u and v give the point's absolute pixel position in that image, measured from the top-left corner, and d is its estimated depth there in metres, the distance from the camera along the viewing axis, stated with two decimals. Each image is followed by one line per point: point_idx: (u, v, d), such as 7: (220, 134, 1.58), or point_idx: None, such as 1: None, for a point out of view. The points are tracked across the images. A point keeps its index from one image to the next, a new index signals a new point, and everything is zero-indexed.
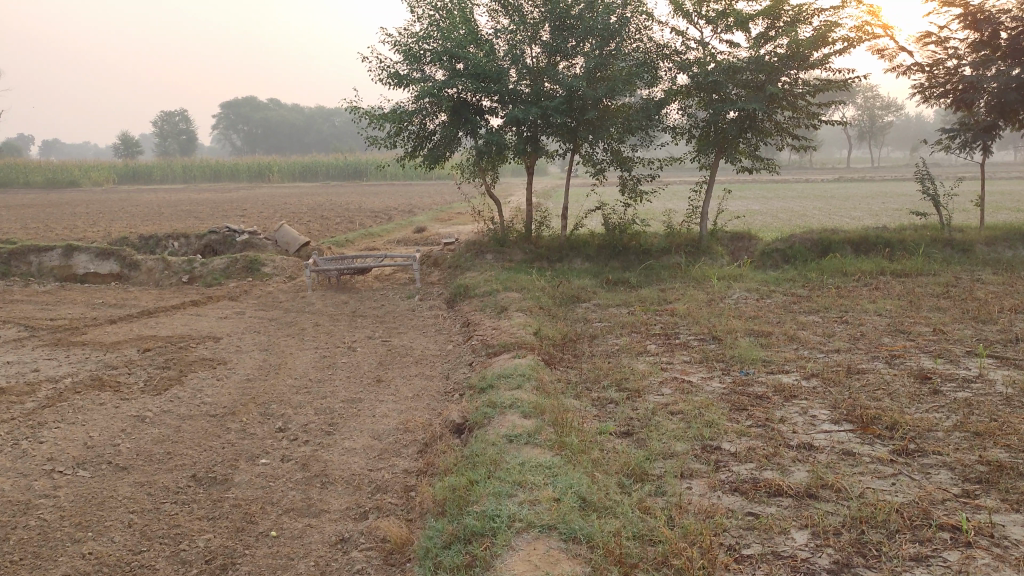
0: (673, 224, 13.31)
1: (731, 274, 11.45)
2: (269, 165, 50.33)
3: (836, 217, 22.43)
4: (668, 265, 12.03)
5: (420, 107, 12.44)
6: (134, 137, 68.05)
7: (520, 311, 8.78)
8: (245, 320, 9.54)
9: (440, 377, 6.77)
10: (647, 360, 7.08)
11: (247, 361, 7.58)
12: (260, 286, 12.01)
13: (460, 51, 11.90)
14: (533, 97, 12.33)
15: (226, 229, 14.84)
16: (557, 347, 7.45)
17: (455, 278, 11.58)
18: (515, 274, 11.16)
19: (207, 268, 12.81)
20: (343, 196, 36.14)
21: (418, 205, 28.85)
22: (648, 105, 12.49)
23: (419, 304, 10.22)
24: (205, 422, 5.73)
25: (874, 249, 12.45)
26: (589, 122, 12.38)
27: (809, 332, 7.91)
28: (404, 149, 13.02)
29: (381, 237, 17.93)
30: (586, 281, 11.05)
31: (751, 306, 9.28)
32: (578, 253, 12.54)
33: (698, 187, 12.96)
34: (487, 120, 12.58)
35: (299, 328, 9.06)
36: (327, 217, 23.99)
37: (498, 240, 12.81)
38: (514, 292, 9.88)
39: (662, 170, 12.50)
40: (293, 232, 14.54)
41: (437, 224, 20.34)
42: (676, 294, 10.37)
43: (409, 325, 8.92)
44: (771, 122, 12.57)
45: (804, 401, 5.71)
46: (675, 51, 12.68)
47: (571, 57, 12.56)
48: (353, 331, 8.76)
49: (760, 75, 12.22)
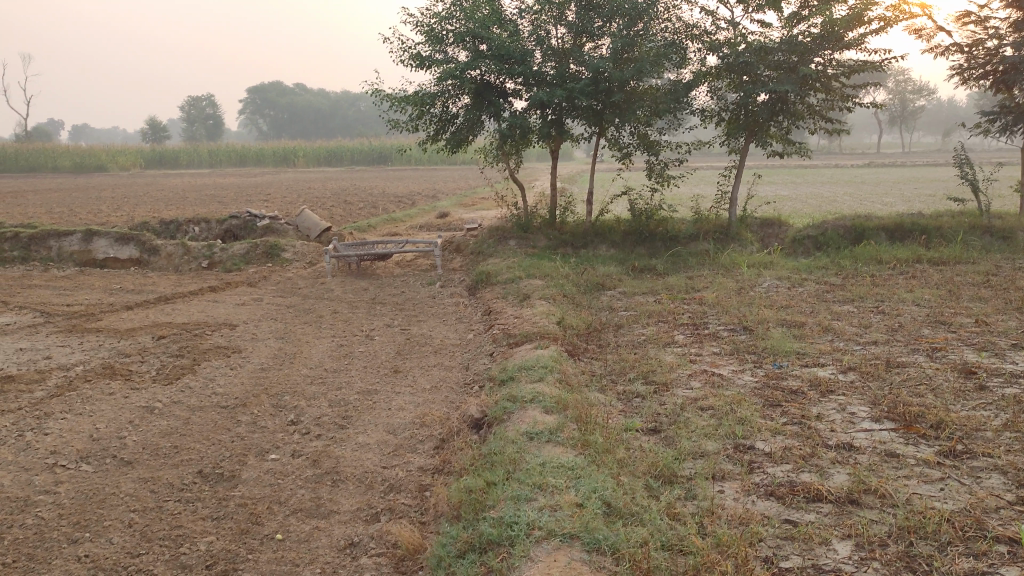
0: (701, 209, 12.97)
1: (761, 261, 11.12)
2: (294, 149, 50.27)
3: (868, 203, 21.93)
4: (696, 252, 11.71)
5: (442, 90, 12.16)
6: (161, 122, 68.30)
7: (543, 299, 8.52)
8: (263, 306, 9.36)
9: (460, 367, 6.52)
10: (675, 351, 6.80)
11: (262, 349, 7.38)
12: (280, 272, 11.83)
13: (483, 32, 11.61)
14: (558, 79, 12.01)
15: (247, 214, 14.67)
16: (581, 337, 7.18)
17: (477, 265, 11.33)
18: (539, 260, 10.89)
19: (226, 253, 12.65)
20: (367, 180, 35.98)
21: (442, 190, 28.61)
22: (677, 87, 12.14)
23: (440, 291, 9.98)
24: (215, 414, 5.52)
25: (909, 236, 12.05)
26: (616, 105, 12.04)
27: (844, 322, 7.58)
28: (426, 133, 12.76)
29: (404, 222, 17.70)
30: (612, 268, 10.76)
31: (783, 295, 8.95)
32: (603, 239, 12.24)
33: (727, 172, 12.60)
34: (510, 103, 12.28)
35: (317, 315, 8.85)
36: (350, 202, 23.82)
37: (521, 226, 12.54)
38: (537, 279, 9.62)
39: (690, 155, 12.15)
40: (314, 217, 14.34)
41: (460, 210, 20.10)
42: (705, 282, 10.06)
43: (429, 313, 8.69)
44: (804, 104, 12.18)
45: (841, 397, 5.40)
46: (705, 31, 12.30)
47: (597, 38, 12.22)
48: (372, 319, 8.54)
49: (792, 56, 11.90)
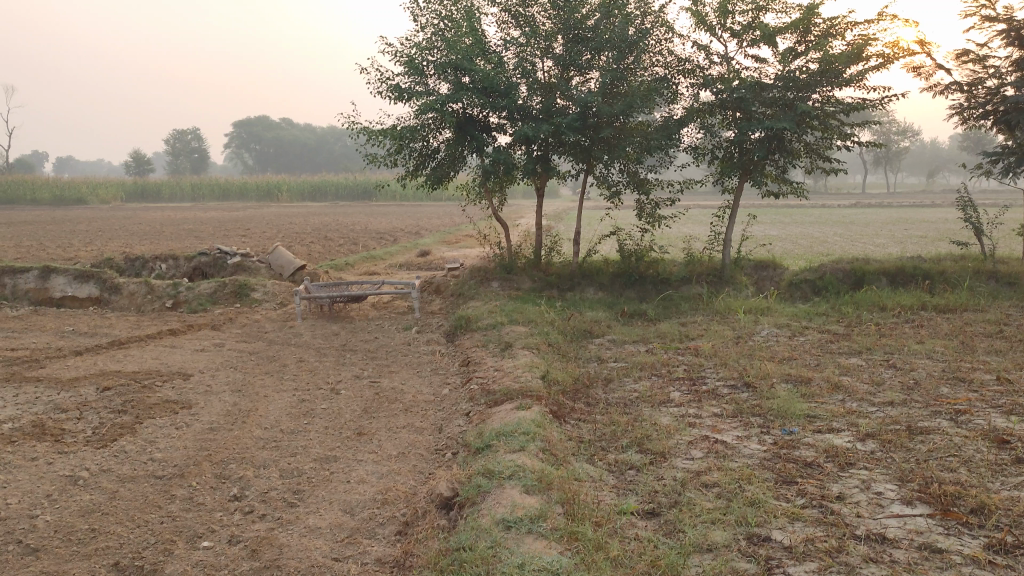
0: (693, 251, 12.38)
1: (758, 307, 10.52)
2: (278, 184, 49.73)
3: (861, 245, 21.46)
4: (689, 296, 11.11)
5: (423, 123, 11.56)
6: (145, 155, 67.63)
7: (526, 348, 7.86)
8: (223, 353, 8.66)
9: (432, 429, 5.84)
10: (671, 411, 6.14)
11: (215, 404, 6.68)
12: (248, 313, 11.15)
13: (466, 63, 11.05)
14: (545, 113, 11.45)
15: (217, 251, 14.00)
16: (568, 394, 6.52)
17: (457, 308, 10.68)
18: (522, 304, 10.25)
19: (192, 293, 11.96)
20: (350, 216, 35.39)
21: (425, 227, 28.04)
22: (668, 123, 11.59)
23: (415, 337, 9.31)
24: (148, 486, 4.81)
25: (912, 281, 11.49)
26: (605, 141, 11.48)
27: (854, 378, 6.95)
28: (405, 168, 12.14)
29: (384, 260, 17.06)
30: (600, 314, 10.14)
31: (785, 346, 8.33)
32: (591, 281, 11.63)
33: (721, 212, 12.02)
34: (494, 137, 11.70)
35: (282, 363, 8.16)
36: (330, 239, 23.16)
37: (504, 266, 11.89)
38: (520, 326, 8.97)
39: (682, 194, 11.57)
40: (288, 254, 13.69)
41: (443, 247, 19.48)
42: (700, 329, 9.44)
43: (403, 362, 8.01)
44: (800, 142, 11.65)
45: (864, 471, 4.75)
46: (698, 66, 11.81)
47: (585, 71, 11.70)
48: (340, 368, 7.86)
49: (790, 92, 11.52)
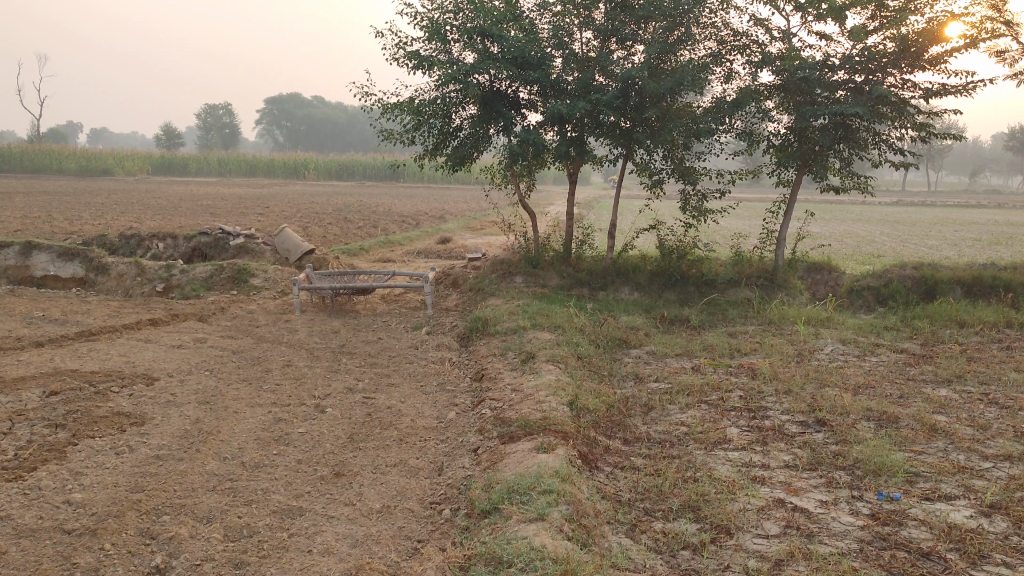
0: (742, 249, 11.08)
1: (817, 316, 9.23)
2: (305, 161, 48.79)
3: (914, 247, 19.98)
4: (737, 302, 9.84)
5: (444, 96, 10.29)
6: (175, 128, 67.00)
7: (550, 363, 6.64)
8: (202, 352, 7.52)
9: (430, 472, 4.65)
10: (730, 458, 4.89)
11: (175, 421, 5.53)
12: (243, 303, 10.04)
13: (495, 30, 9.79)
14: (581, 90, 10.18)
15: (219, 231, 12.91)
16: (601, 429, 5.30)
17: (475, 306, 9.49)
18: (549, 305, 9.05)
19: (185, 277, 10.90)
20: (376, 198, 34.30)
21: (448, 211, 26.88)
22: (721, 104, 10.25)
23: (425, 339, 8.13)
24: (48, 547, 3.65)
25: (991, 294, 10.12)
26: (648, 122, 10.18)
27: (952, 420, 5.66)
28: (422, 146, 10.89)
29: (401, 247, 15.90)
30: (636, 319, 8.92)
31: (857, 370, 7.05)
32: (626, 280, 10.38)
33: (775, 207, 10.68)
34: (523, 115, 10.42)
35: (266, 367, 7.01)
36: (349, 221, 22.08)
37: (530, 260, 10.66)
38: (545, 332, 7.77)
39: (733, 185, 10.26)
40: (295, 237, 12.56)
41: (466, 234, 18.36)
42: (753, 343, 8.18)
43: (405, 372, 6.83)
44: (869, 131, 10.33)
45: (1005, 569, 3.49)
46: (757, 41, 10.47)
47: (629, 44, 10.39)
48: (332, 378, 6.68)
49: (858, 77, 10.25)
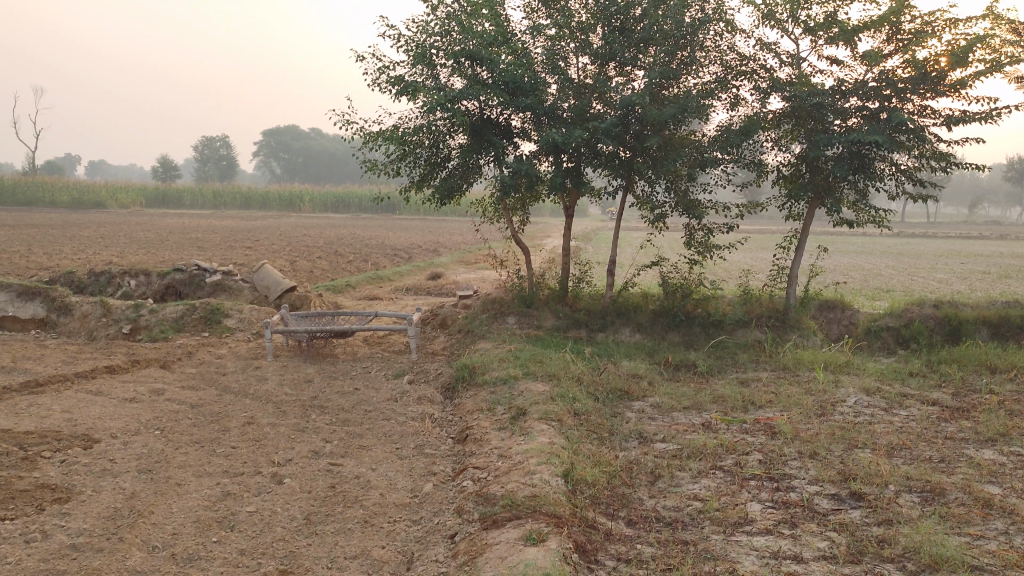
0: (751, 287, 10.34)
1: (835, 361, 8.49)
2: (300, 193, 48.23)
3: (923, 280, 19.33)
4: (747, 345, 9.10)
5: (431, 124, 9.60)
6: (171, 159, 66.67)
7: (543, 421, 5.89)
8: (157, 406, 6.76)
9: (396, 568, 3.88)
10: (755, 545, 4.14)
11: (106, 495, 4.76)
12: (213, 346, 9.31)
13: (485, 53, 9.12)
14: (577, 117, 9.49)
15: (194, 267, 12.20)
16: (601, 507, 4.54)
17: (462, 351, 8.75)
18: (543, 350, 8.31)
19: (154, 317, 10.20)
20: (371, 231, 33.67)
21: (443, 244, 26.18)
22: (727, 132, 9.56)
23: (406, 389, 7.38)
24: None
25: (1020, 335, 9.39)
26: (650, 152, 9.48)
27: (1008, 492, 4.90)
28: (408, 177, 10.18)
29: (391, 283, 15.20)
30: (639, 365, 8.17)
31: (887, 427, 6.30)
32: (627, 320, 9.64)
33: (787, 242, 9.95)
34: (515, 144, 9.72)
35: (224, 425, 6.24)
36: (339, 254, 21.37)
37: (524, 299, 9.92)
38: (538, 382, 7.02)
39: (742, 218, 9.53)
40: (275, 273, 11.85)
41: (459, 269, 17.68)
42: (768, 393, 7.42)
43: (380, 431, 6.07)
44: (886, 161, 9.63)
45: None
46: (764, 66, 9.80)
47: (628, 68, 9.72)
48: (297, 438, 5.92)
49: (872, 103, 9.60)
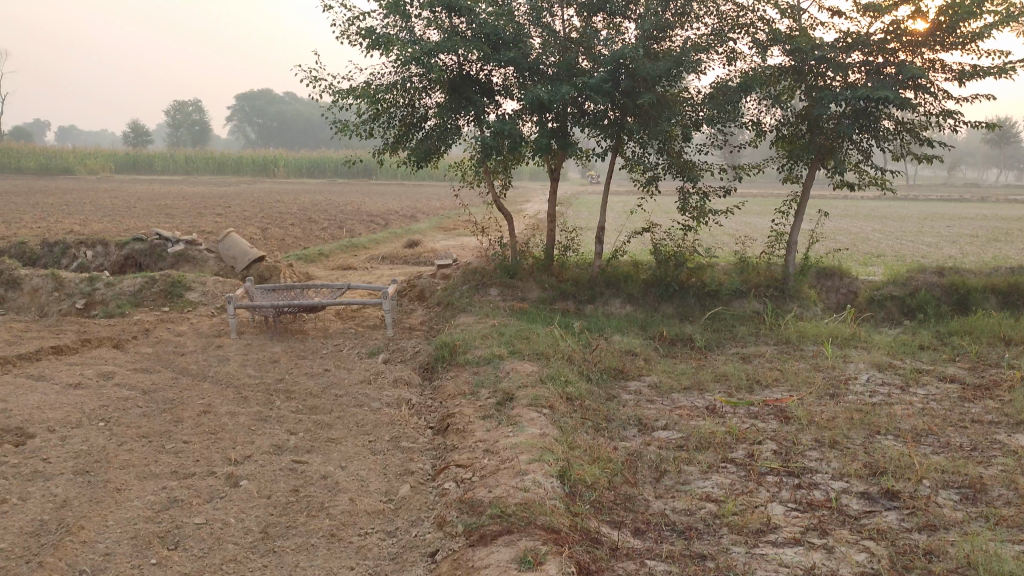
0: (747, 254, 9.77)
1: (840, 334, 7.95)
2: (274, 158, 47.18)
3: (913, 244, 18.91)
4: (745, 318, 8.56)
5: (405, 81, 8.88)
6: (142, 125, 65.27)
7: (533, 408, 5.30)
8: (104, 392, 6.10)
9: None
10: (784, 559, 3.58)
11: (33, 505, 4.13)
12: (172, 322, 8.66)
13: (464, 2, 8.40)
14: (563, 72, 8.80)
15: (155, 236, 11.49)
16: (603, 513, 3.97)
17: (442, 326, 8.15)
18: (528, 324, 7.72)
19: (110, 292, 9.52)
20: (348, 196, 32.87)
21: (421, 209, 25.49)
22: (724, 89, 8.91)
23: (380, 370, 6.77)
24: None
25: None
26: (641, 110, 8.82)
27: None
28: (382, 139, 9.47)
29: (366, 251, 14.56)
30: (632, 340, 7.60)
31: (908, 409, 5.77)
32: (617, 291, 9.06)
33: (786, 206, 9.37)
34: (496, 103, 9.01)
35: (178, 414, 5.62)
36: (313, 221, 20.65)
37: (507, 269, 9.29)
38: (525, 362, 6.44)
39: (739, 181, 8.92)
40: (242, 242, 11.15)
41: (438, 235, 17.05)
42: (772, 371, 6.88)
43: (352, 420, 5.47)
44: (892, 119, 9.05)
45: None
46: (763, 17, 9.15)
47: (618, 20, 9.03)
48: (258, 429, 5.30)
49: (878, 58, 9.00)
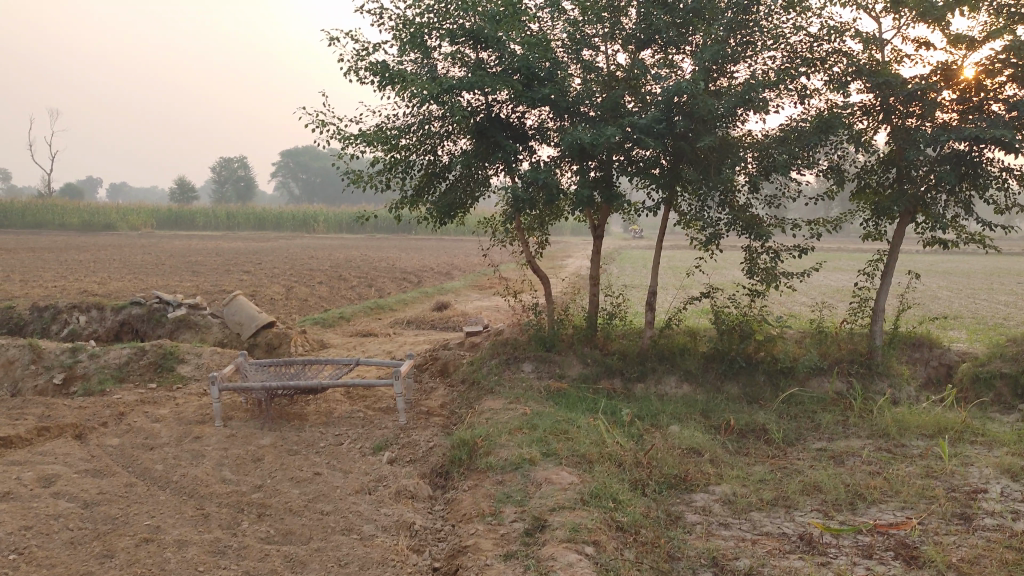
0: (824, 322, 8.36)
1: (950, 425, 6.49)
2: (314, 214, 46.66)
3: (992, 305, 17.26)
4: (826, 403, 7.15)
5: (424, 125, 7.70)
6: (186, 182, 65.54)
7: (571, 548, 3.95)
8: (33, 506, 4.86)
9: None
10: None
11: None
12: (154, 403, 7.46)
13: (490, 32, 7.23)
14: (607, 113, 7.57)
15: (155, 300, 10.40)
16: None
17: (464, 413, 6.84)
18: (567, 413, 6.38)
19: (92, 366, 8.39)
20: (386, 251, 31.89)
21: (459, 266, 24.33)
22: (797, 133, 7.63)
23: (383, 474, 5.46)
24: None
25: None
26: (699, 156, 7.54)
27: None
28: (399, 191, 8.29)
29: (392, 314, 13.37)
30: (693, 432, 6.22)
31: None
32: (672, 366, 7.70)
33: (873, 266, 7.96)
34: (530, 149, 7.82)
35: (113, 543, 4.35)
36: (343, 279, 19.57)
37: (543, 340, 7.97)
38: (562, 469, 5.09)
39: (818, 238, 7.55)
40: (248, 306, 10.00)
41: (473, 296, 15.84)
42: (874, 478, 5.45)
43: (333, 557, 4.15)
44: (999, 165, 7.67)
45: None
46: (841, 49, 7.88)
47: (671, 54, 7.81)
48: (207, 571, 4.00)
49: (978, 96, 7.68)
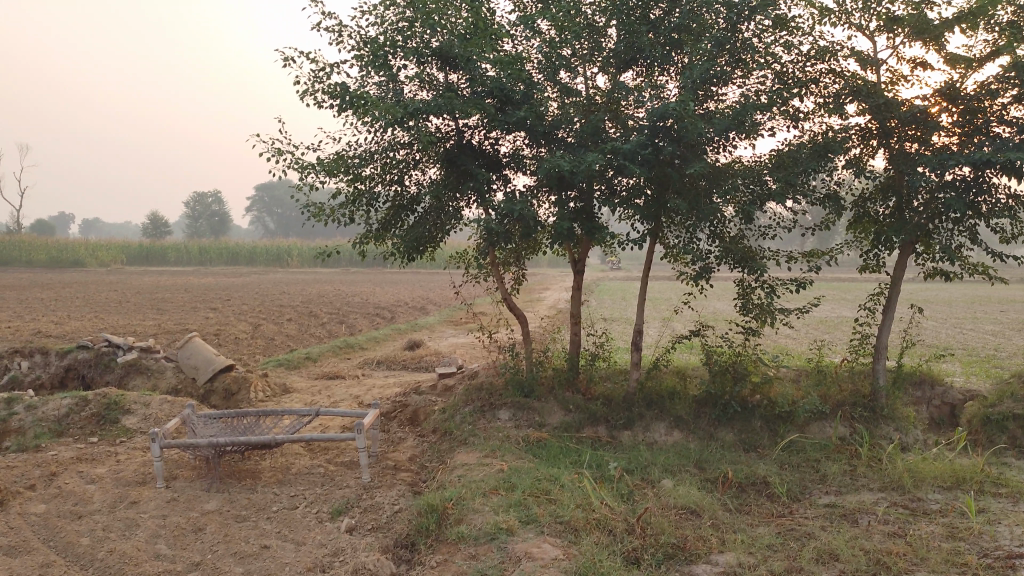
0: (822, 361, 7.79)
1: (968, 475, 5.91)
2: (287, 248, 45.92)
3: (979, 335, 16.83)
4: (830, 451, 6.56)
5: (389, 154, 7.11)
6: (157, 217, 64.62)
7: None
8: None
9: None
10: None
11: None
12: (91, 461, 6.74)
13: (459, 51, 6.67)
14: (587, 139, 7.01)
15: (104, 343, 9.69)
16: None
17: (434, 470, 6.18)
18: (548, 469, 5.75)
19: (27, 418, 7.65)
20: (361, 285, 31.18)
21: (434, 301, 23.68)
22: (790, 159, 7.11)
23: (340, 546, 4.79)
24: None
25: None
26: (687, 184, 6.99)
27: None
28: (363, 225, 7.67)
29: (362, 353, 12.70)
30: (688, 488, 5.60)
31: None
32: (661, 411, 7.09)
33: (874, 301, 7.42)
34: (505, 178, 7.24)
35: None
36: (314, 316, 18.86)
37: (520, 385, 7.34)
38: (545, 540, 4.45)
39: (817, 271, 7.01)
40: (204, 349, 9.30)
41: (448, 332, 15.19)
42: (894, 541, 4.85)
43: None
44: (1006, 191, 7.16)
45: None
46: (835, 69, 7.39)
47: (654, 75, 7.29)
48: None
49: (982, 118, 7.18)
